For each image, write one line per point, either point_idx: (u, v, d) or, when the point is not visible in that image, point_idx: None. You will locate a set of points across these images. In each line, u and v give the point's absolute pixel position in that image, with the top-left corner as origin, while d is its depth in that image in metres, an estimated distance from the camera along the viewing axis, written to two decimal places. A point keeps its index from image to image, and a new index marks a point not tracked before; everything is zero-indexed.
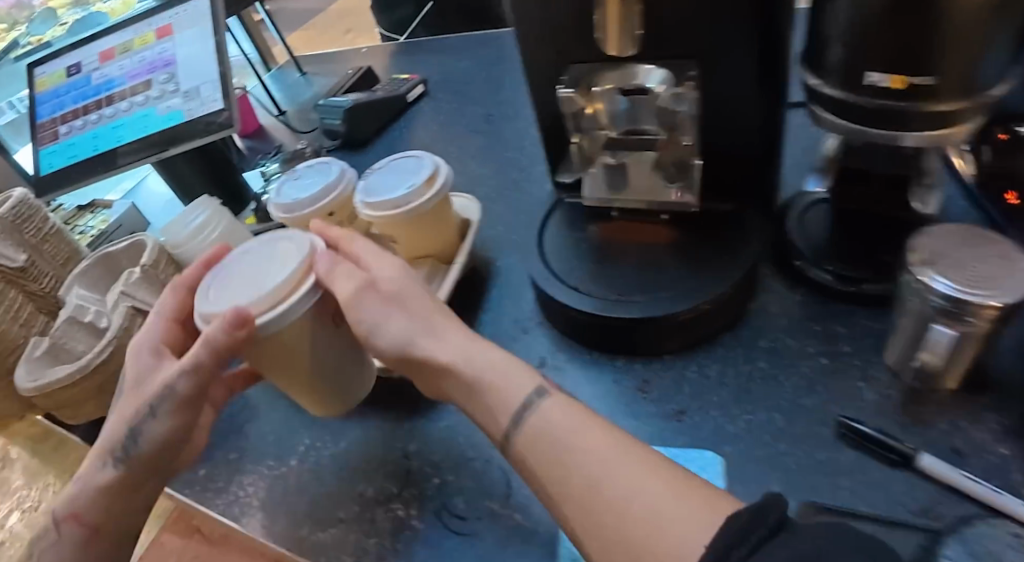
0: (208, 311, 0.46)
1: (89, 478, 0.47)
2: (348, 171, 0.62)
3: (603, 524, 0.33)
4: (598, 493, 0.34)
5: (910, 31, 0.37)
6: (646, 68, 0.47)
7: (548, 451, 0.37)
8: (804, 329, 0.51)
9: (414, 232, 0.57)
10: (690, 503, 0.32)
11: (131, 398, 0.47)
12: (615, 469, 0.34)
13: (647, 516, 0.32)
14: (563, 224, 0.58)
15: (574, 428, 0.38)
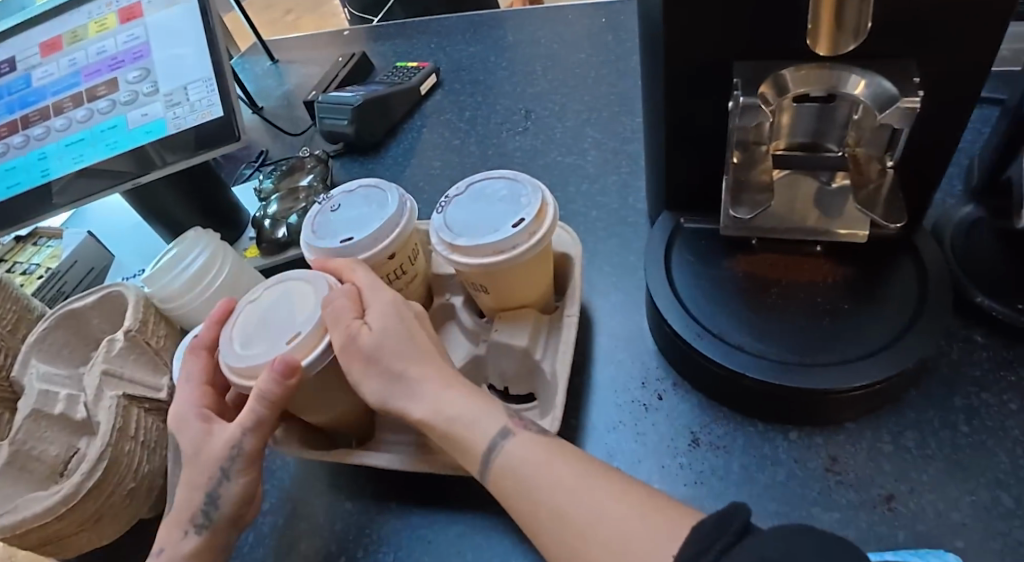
0: (240, 366, 0.39)
1: (172, 548, 0.37)
2: (408, 200, 0.47)
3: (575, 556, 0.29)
4: (564, 518, 0.30)
5: None
6: (860, 77, 0.36)
7: (516, 481, 0.33)
8: (997, 380, 0.43)
9: (516, 281, 0.44)
10: (655, 516, 0.28)
11: (194, 471, 0.39)
12: (580, 492, 0.30)
13: (619, 544, 0.28)
14: (690, 257, 0.46)
15: (530, 450, 0.34)
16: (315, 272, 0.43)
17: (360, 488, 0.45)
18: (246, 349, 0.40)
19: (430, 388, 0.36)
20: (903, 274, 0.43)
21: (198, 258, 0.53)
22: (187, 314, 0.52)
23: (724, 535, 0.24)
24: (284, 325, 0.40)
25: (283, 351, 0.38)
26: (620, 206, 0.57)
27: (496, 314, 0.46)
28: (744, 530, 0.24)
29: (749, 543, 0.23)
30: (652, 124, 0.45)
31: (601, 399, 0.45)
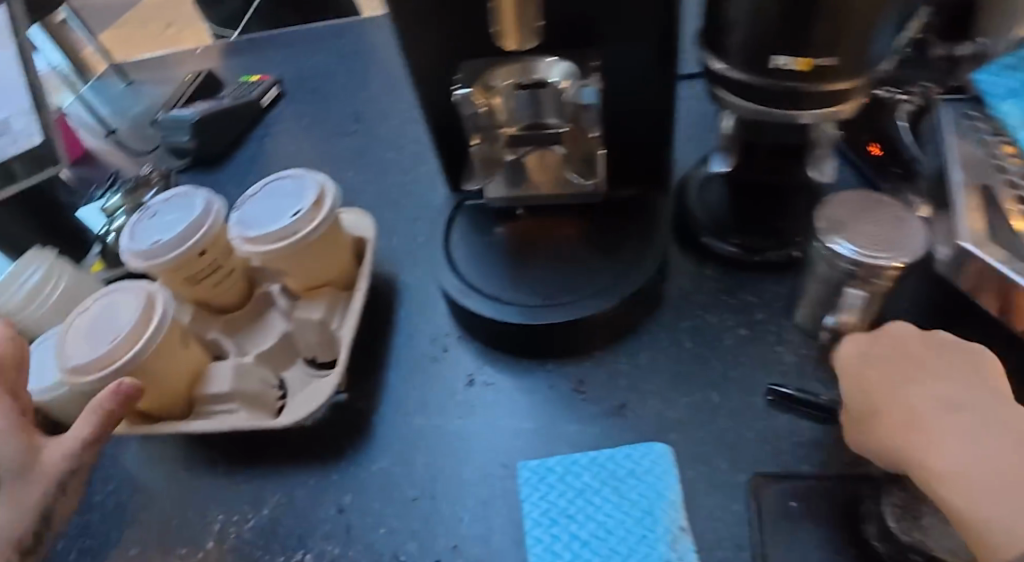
0: (70, 368, 0.45)
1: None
2: (215, 203, 0.53)
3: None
4: (909, 416, 0.34)
5: (794, 22, 0.38)
6: (546, 61, 0.44)
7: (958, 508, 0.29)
8: (720, 303, 0.52)
9: (308, 261, 0.51)
10: (985, 435, 0.32)
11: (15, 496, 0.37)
12: (913, 384, 0.35)
13: (972, 465, 0.30)
14: (468, 228, 0.54)
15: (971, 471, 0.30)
16: (137, 283, 0.48)
17: (192, 458, 0.51)
18: (71, 353, 0.46)
19: (886, 387, 0.36)
20: (634, 225, 0.52)
21: (36, 272, 0.57)
22: (27, 325, 0.56)
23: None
24: (108, 328, 0.46)
25: (105, 351, 0.45)
26: (431, 191, 0.65)
27: (303, 295, 0.53)
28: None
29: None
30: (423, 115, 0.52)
31: (399, 357, 0.53)
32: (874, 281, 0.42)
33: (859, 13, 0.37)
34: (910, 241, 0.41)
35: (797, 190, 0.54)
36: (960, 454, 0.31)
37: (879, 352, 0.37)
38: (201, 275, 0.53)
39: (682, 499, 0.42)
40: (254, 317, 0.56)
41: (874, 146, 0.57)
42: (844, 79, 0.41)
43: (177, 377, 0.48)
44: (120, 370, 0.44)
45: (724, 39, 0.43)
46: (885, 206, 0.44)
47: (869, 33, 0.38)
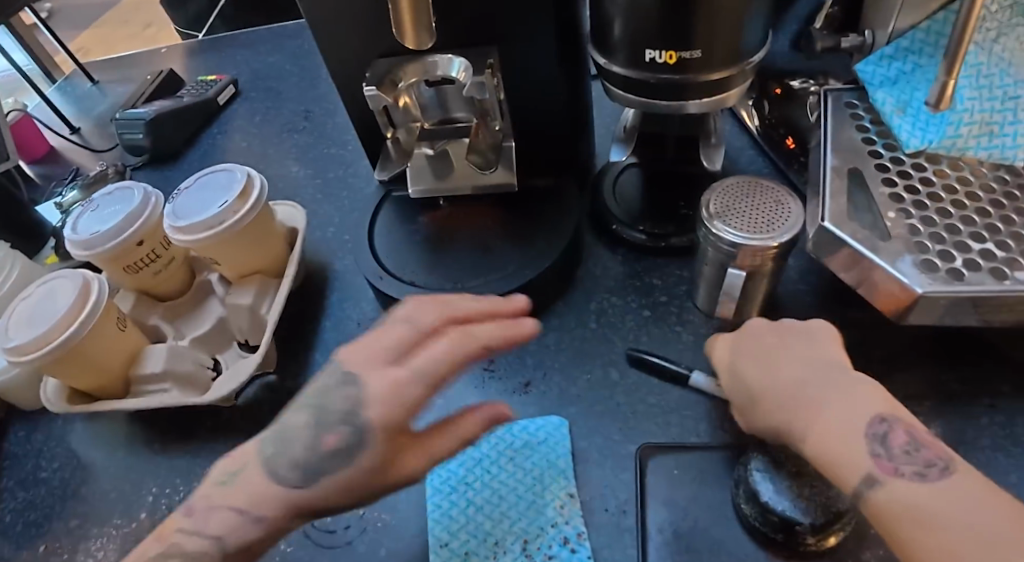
0: (8, 348, 0.48)
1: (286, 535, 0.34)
2: (153, 195, 0.56)
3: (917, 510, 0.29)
4: (774, 396, 0.36)
5: (661, 17, 0.41)
6: (444, 58, 0.48)
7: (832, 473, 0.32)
8: (629, 287, 0.55)
9: (238, 249, 0.54)
10: (853, 400, 0.33)
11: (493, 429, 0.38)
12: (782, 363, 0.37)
13: (839, 430, 0.32)
14: (392, 218, 0.57)
15: (829, 425, 0.32)
16: (74, 270, 0.51)
17: (131, 436, 0.54)
18: (11, 335, 0.49)
19: (754, 371, 0.38)
20: (546, 212, 0.55)
21: None
22: None
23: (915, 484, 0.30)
24: (46, 311, 0.49)
25: (40, 332, 0.48)
26: (368, 184, 0.68)
27: (237, 281, 0.56)
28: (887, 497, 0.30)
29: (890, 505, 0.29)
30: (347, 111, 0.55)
31: (326, 340, 0.56)
32: (755, 260, 0.45)
33: (715, 7, 0.40)
34: (789, 224, 0.44)
35: (707, 178, 0.57)
36: (814, 416, 0.33)
37: (745, 344, 0.40)
38: (140, 263, 0.56)
39: (572, 467, 0.45)
40: (192, 304, 0.59)
41: (790, 139, 0.59)
42: (716, 69, 0.45)
43: (112, 356, 0.52)
44: (55, 350, 0.47)
45: (607, 37, 0.46)
46: (770, 193, 0.47)
47: (730, 26, 0.42)
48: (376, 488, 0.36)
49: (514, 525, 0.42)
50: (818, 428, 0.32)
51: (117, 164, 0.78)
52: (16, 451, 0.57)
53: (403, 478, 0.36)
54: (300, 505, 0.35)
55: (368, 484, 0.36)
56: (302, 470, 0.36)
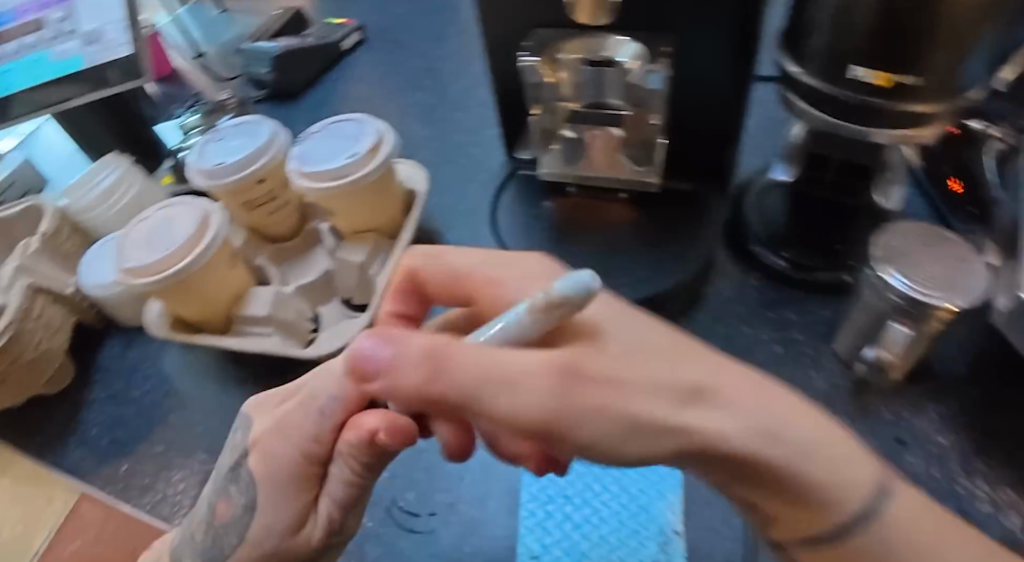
0: (127, 268, 0.47)
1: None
2: (280, 134, 0.55)
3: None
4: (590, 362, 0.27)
5: (881, 30, 0.36)
6: (617, 39, 0.44)
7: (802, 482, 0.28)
8: (759, 316, 0.51)
9: (358, 204, 0.52)
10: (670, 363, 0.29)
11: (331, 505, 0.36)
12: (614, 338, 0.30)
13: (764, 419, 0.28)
14: (515, 198, 0.54)
15: (812, 422, 0.29)
16: (196, 201, 0.51)
17: (224, 373, 0.54)
18: (130, 255, 0.48)
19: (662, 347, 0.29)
20: (687, 218, 0.51)
21: (109, 176, 0.61)
22: (94, 224, 0.60)
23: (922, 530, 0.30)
24: (167, 236, 0.49)
25: (160, 257, 0.47)
26: (489, 157, 0.65)
27: (349, 236, 0.55)
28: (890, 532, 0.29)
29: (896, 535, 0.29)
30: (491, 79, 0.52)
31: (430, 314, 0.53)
32: (926, 318, 0.40)
33: (956, 30, 0.35)
34: (972, 286, 0.39)
35: (864, 212, 0.51)
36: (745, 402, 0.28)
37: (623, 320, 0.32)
38: (256, 201, 0.55)
39: (681, 502, 0.41)
40: (300, 250, 0.58)
41: (953, 180, 0.53)
42: (927, 100, 0.39)
43: (220, 290, 0.51)
44: (170, 277, 0.47)
45: (805, 43, 0.42)
46: (948, 244, 0.41)
47: (964, 54, 0.36)
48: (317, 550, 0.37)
49: (612, 553, 0.40)
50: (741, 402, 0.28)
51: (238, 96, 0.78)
52: (111, 364, 0.57)
53: (317, 540, 0.36)
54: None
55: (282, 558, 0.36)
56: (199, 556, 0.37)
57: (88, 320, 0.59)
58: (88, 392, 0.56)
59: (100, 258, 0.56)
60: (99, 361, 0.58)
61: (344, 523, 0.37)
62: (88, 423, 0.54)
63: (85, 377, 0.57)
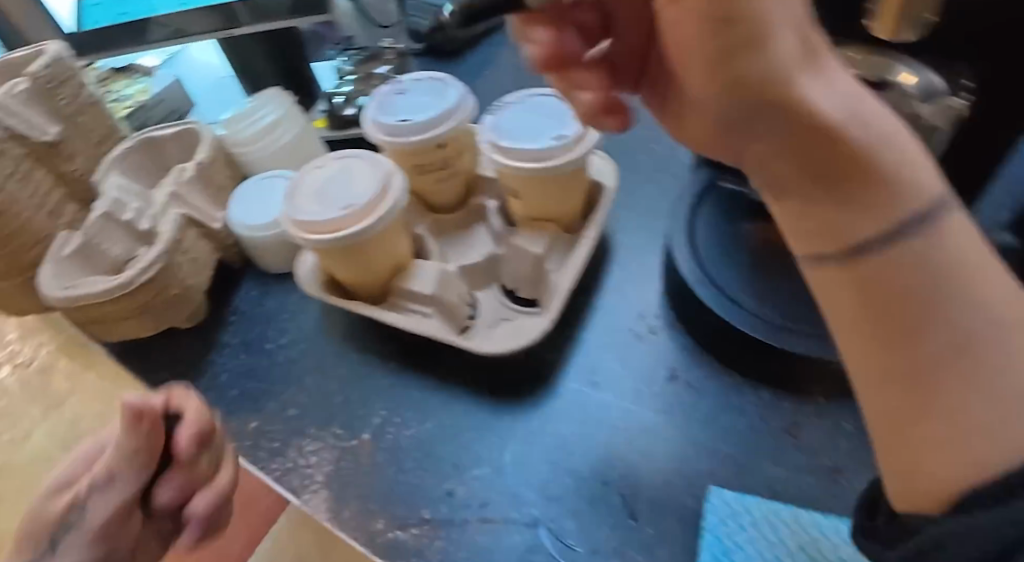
0: (299, 219, 0.44)
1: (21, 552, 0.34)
2: (468, 97, 0.50)
3: (870, 273, 0.20)
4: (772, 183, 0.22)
5: None
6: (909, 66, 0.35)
7: (846, 248, 0.20)
8: None
9: (546, 190, 0.47)
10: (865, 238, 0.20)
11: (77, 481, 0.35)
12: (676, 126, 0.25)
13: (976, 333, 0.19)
14: (716, 212, 0.48)
15: (990, 262, 0.20)
16: (375, 156, 0.46)
17: (366, 344, 0.50)
18: (301, 204, 0.45)
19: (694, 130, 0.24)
20: None
21: (270, 113, 0.58)
22: (248, 160, 0.57)
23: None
24: (343, 191, 0.45)
25: (337, 217, 0.43)
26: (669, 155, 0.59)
27: (523, 222, 0.51)
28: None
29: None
30: None
31: (597, 325, 0.49)
32: None
33: None
34: None
35: None
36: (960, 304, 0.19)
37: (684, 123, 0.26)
38: (430, 166, 0.50)
39: None
40: (462, 227, 0.53)
41: None
42: None
43: (385, 258, 0.47)
44: (343, 240, 0.43)
45: None
46: None
47: None
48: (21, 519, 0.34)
49: None
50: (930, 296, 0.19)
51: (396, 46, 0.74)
52: (247, 309, 0.55)
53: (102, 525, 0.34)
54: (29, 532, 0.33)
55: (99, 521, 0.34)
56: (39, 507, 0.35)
57: (227, 259, 0.56)
58: (221, 335, 0.54)
59: (254, 197, 0.55)
60: (234, 304, 0.55)
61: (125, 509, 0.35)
62: (219, 367, 0.52)
63: (219, 318, 0.55)
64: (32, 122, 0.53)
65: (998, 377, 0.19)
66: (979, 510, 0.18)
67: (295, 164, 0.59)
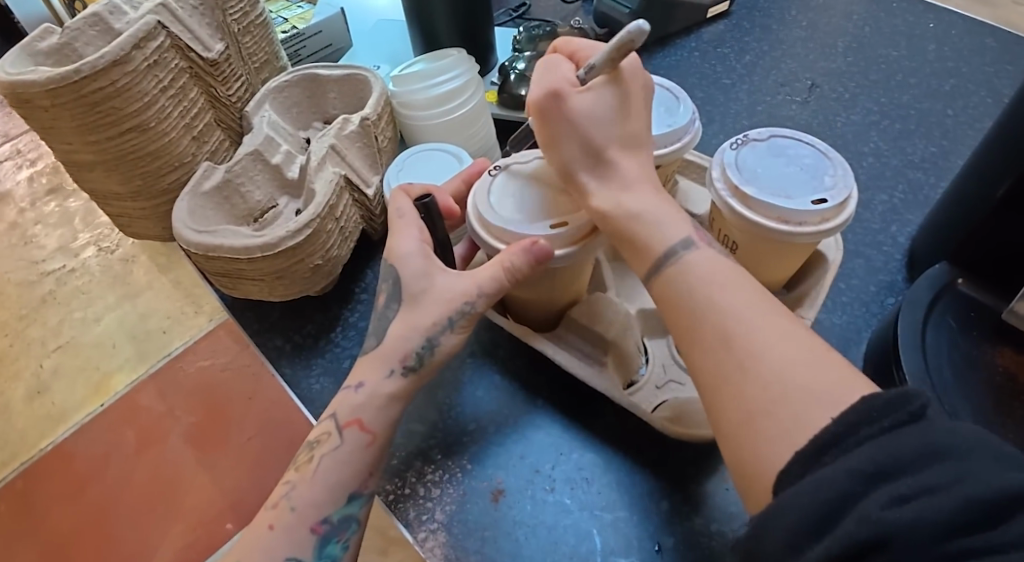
0: (497, 226, 0.38)
1: (374, 385, 0.36)
2: (696, 120, 0.43)
3: (667, 299, 0.32)
4: (756, 359, 0.27)
5: None
6: None
7: (678, 293, 0.32)
8: None
9: (772, 255, 0.40)
10: (822, 403, 0.25)
11: (411, 321, 0.37)
12: (753, 324, 0.29)
13: (799, 414, 0.25)
14: (950, 332, 0.41)
15: (811, 390, 0.26)
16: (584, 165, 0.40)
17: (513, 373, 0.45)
18: (497, 205, 0.39)
19: (728, 351, 0.28)
20: None
21: (449, 79, 0.52)
22: (417, 123, 0.53)
23: (897, 411, 0.23)
24: (551, 204, 0.38)
25: (543, 234, 0.37)
26: (873, 224, 0.53)
27: None
28: (921, 415, 0.23)
29: (925, 428, 0.22)
30: None
31: None
32: None
33: None
34: None
35: None
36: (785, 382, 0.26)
37: (737, 309, 0.29)
38: None
39: None
40: None
41: None
42: None
43: (573, 283, 0.41)
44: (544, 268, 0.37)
45: None
46: None
47: None
48: (372, 374, 0.36)
49: None
50: (932, 500, 0.20)
51: (583, 24, 0.70)
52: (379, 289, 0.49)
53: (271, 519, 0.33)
54: (371, 382, 0.36)
55: (403, 401, 0.36)
56: (376, 339, 0.38)
57: (369, 230, 0.51)
58: (346, 313, 0.48)
59: (418, 169, 0.49)
60: (366, 282, 0.50)
61: (437, 361, 0.37)
62: (341, 352, 0.46)
63: (347, 293, 0.49)
64: (196, 35, 0.47)
65: (769, 373, 0.27)
66: (799, 488, 0.22)
67: (461, 142, 0.53)
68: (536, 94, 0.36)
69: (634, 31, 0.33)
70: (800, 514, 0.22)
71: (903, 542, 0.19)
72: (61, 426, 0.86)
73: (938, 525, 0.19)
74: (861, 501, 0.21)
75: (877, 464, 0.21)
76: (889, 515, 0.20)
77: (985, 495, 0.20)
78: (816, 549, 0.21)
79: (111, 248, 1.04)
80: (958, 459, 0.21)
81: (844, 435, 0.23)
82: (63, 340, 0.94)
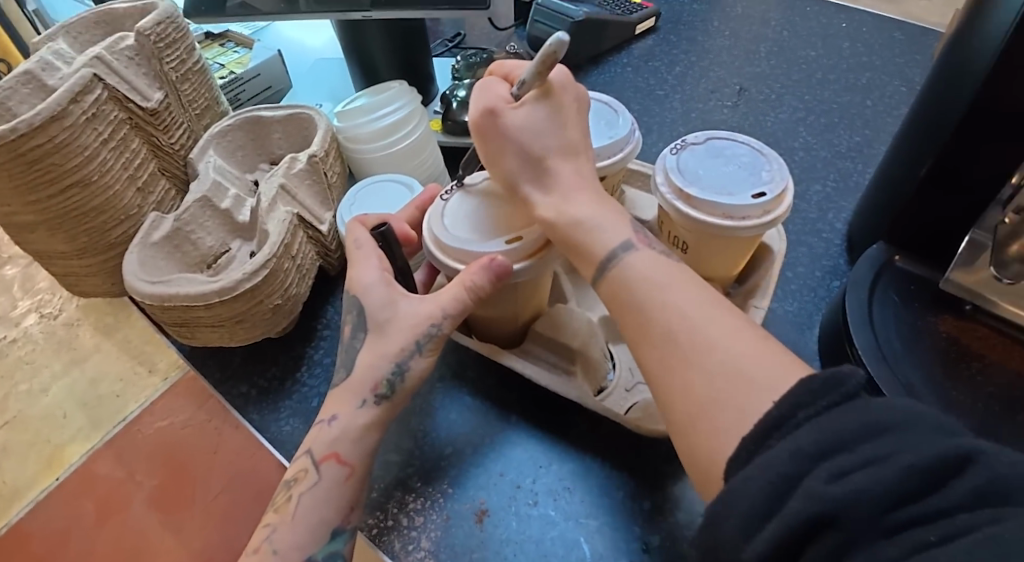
0: (453, 246, 0.38)
1: (347, 418, 0.36)
2: (635, 130, 0.45)
3: (619, 302, 0.33)
4: (710, 350, 0.28)
5: None
6: None
7: (629, 295, 0.32)
8: None
9: (721, 250, 0.41)
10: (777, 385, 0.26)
11: (377, 350, 0.37)
12: (702, 317, 0.30)
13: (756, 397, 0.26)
14: (891, 307, 0.43)
15: (763, 374, 0.27)
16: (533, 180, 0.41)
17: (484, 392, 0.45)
18: (452, 227, 0.39)
19: (682, 345, 0.29)
20: None
21: (392, 110, 0.53)
22: (364, 156, 0.53)
23: (833, 392, 0.24)
24: (501, 222, 0.39)
25: (499, 251, 0.37)
26: (811, 214, 0.56)
27: None
28: (855, 393, 0.24)
29: (859, 406, 0.24)
30: (952, 128, 0.41)
31: None
32: None
33: None
34: None
35: None
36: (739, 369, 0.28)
37: (686, 305, 0.30)
38: None
39: None
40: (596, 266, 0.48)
41: None
42: None
43: (534, 296, 0.42)
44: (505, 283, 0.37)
45: None
46: None
47: None
48: (342, 408, 0.36)
49: None
50: (875, 471, 0.21)
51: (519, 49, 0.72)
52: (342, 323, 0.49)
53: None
54: (342, 416, 0.36)
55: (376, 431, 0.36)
56: (344, 372, 0.37)
57: (326, 266, 0.51)
58: (310, 351, 0.48)
59: (370, 201, 0.49)
60: (327, 318, 0.49)
61: (407, 387, 0.37)
62: (309, 391, 0.45)
63: (309, 331, 0.49)
64: (134, 85, 0.47)
65: (721, 363, 0.28)
66: (752, 473, 0.23)
67: (409, 171, 0.54)
68: (476, 116, 0.38)
69: (555, 43, 0.34)
70: (755, 499, 0.22)
71: (850, 515, 0.20)
72: (13, 506, 0.81)
73: (881, 495, 0.21)
74: (808, 479, 0.22)
75: (819, 444, 0.23)
76: (834, 490, 0.21)
77: (917, 464, 0.21)
78: (773, 525, 0.22)
79: (53, 313, 0.99)
80: (892, 431, 0.23)
81: (786, 418, 0.24)
82: (8, 415, 0.89)
